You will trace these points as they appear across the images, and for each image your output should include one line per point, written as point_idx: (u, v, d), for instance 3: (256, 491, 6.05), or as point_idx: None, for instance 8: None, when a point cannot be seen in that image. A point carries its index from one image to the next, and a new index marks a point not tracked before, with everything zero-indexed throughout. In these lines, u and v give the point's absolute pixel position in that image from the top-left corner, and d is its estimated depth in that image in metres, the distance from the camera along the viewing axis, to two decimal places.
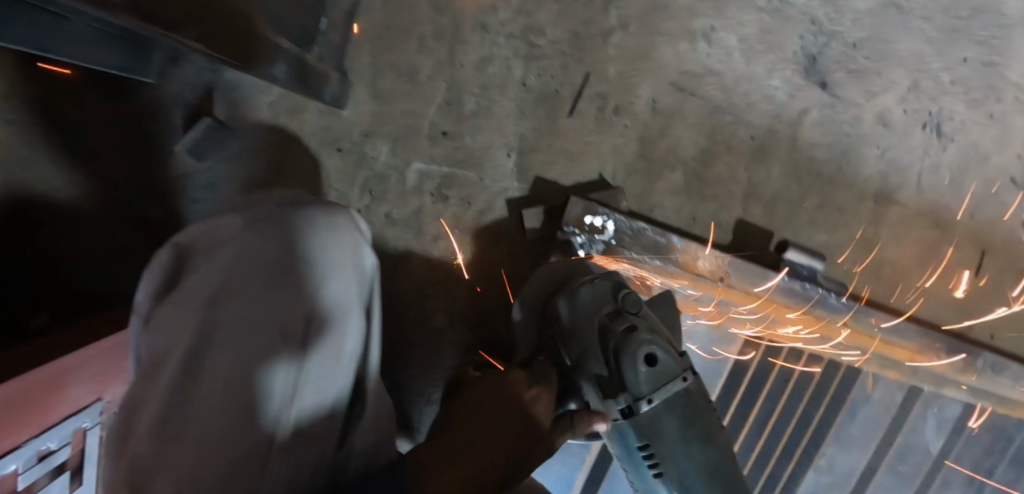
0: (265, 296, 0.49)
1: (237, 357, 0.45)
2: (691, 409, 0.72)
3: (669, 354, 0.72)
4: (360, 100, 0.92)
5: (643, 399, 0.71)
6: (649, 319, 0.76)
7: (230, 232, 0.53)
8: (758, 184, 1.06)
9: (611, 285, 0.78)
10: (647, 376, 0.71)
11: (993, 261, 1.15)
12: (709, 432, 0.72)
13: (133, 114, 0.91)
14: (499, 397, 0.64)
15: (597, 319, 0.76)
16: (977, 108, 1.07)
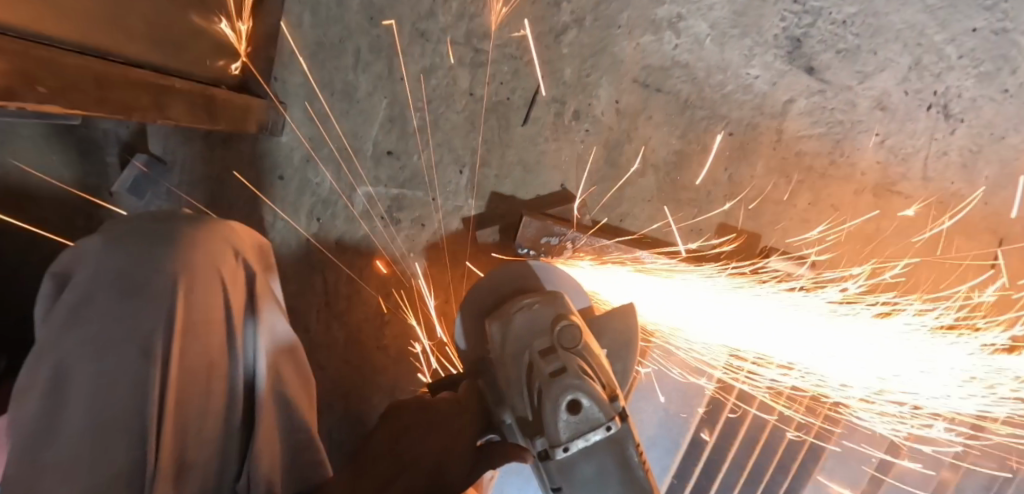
0: (123, 318, 0.56)
1: (95, 380, 0.54)
2: (615, 461, 0.67)
3: (595, 401, 0.68)
4: (297, 122, 0.88)
5: (558, 446, 0.67)
6: (587, 359, 0.70)
7: (96, 261, 0.59)
8: (738, 184, 0.97)
9: (552, 314, 0.72)
10: (567, 422, 0.67)
11: (1015, 250, 1.03)
12: (635, 481, 0.67)
13: (70, 157, 0.89)
14: (424, 423, 0.66)
15: (526, 350, 0.71)
16: (989, 82, 0.95)
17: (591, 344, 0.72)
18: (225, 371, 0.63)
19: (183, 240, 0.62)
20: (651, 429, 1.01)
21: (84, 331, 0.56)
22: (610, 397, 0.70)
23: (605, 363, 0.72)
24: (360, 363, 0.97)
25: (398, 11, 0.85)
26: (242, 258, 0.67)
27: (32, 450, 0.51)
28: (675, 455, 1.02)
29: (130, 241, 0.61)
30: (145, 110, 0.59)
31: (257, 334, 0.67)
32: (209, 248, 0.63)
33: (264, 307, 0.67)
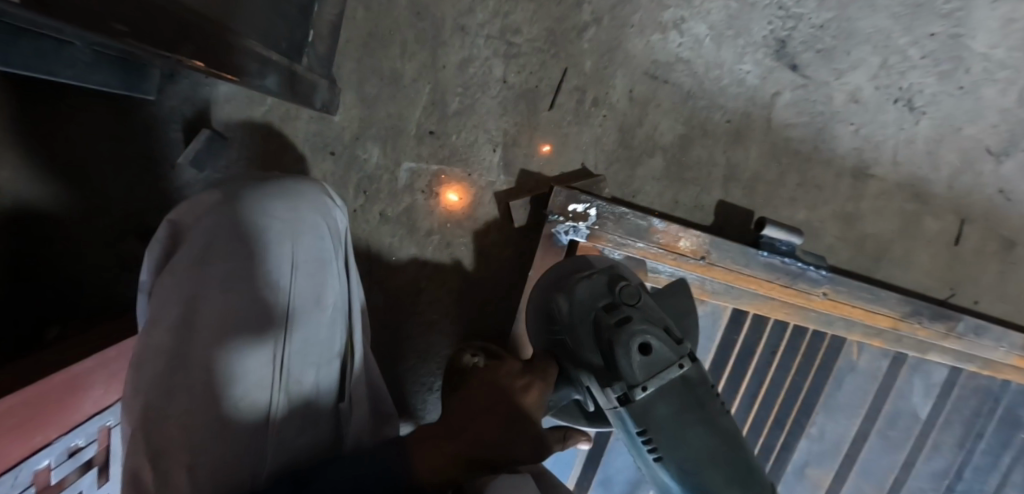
0: (239, 260, 0.59)
1: (217, 321, 0.57)
2: (686, 397, 0.75)
3: (662, 343, 0.74)
4: (349, 104, 0.99)
5: (636, 386, 0.73)
6: (650, 313, 0.78)
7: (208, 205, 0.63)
8: (735, 166, 1.10)
9: (606, 279, 0.81)
10: (640, 365, 0.74)
11: (974, 228, 1.18)
12: (708, 414, 0.75)
13: (133, 133, 0.96)
14: (491, 388, 0.69)
15: (593, 311, 0.79)
16: (947, 80, 1.10)
17: (651, 302, 0.79)
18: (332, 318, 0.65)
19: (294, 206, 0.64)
20: None
21: (203, 280, 0.58)
22: (677, 342, 0.76)
23: (665, 317, 0.79)
24: (398, 325, 1.08)
25: (442, 9, 0.97)
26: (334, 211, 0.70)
27: (166, 382, 0.56)
28: None
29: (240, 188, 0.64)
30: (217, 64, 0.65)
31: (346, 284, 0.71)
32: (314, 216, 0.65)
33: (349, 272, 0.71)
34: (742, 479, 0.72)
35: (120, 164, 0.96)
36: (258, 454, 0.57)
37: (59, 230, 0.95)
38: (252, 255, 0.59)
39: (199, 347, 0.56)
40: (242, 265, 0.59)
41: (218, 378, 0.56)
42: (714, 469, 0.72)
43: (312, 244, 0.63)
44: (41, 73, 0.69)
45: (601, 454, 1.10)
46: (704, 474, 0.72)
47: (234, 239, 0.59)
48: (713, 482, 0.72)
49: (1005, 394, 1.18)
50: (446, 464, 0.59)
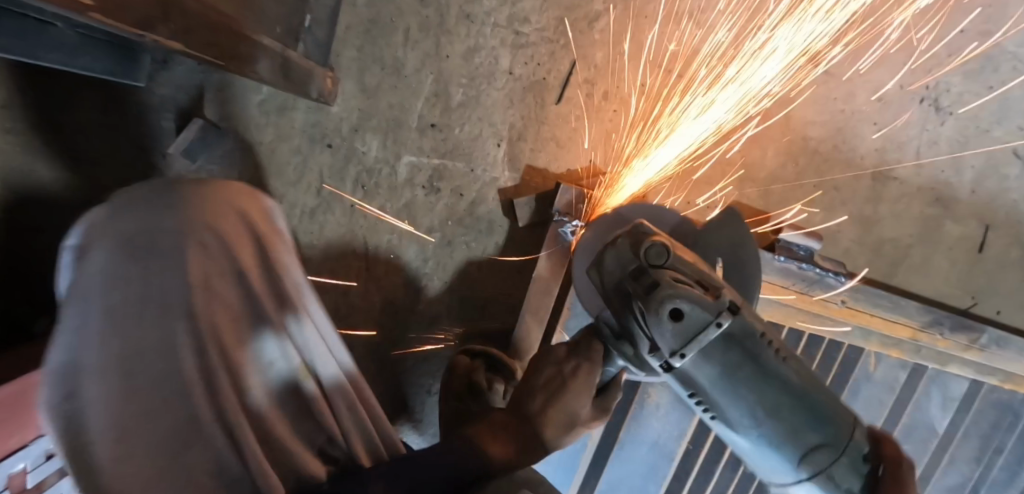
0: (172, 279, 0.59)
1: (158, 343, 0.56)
2: (735, 353, 0.61)
3: (698, 304, 0.59)
4: (348, 94, 0.94)
5: (673, 356, 0.61)
6: (681, 269, 0.62)
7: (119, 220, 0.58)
8: (751, 165, 1.05)
9: (630, 242, 0.64)
10: (672, 333, 0.60)
11: (998, 235, 1.14)
12: (764, 364, 0.61)
13: (125, 122, 0.91)
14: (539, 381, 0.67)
15: (619, 283, 0.64)
16: (974, 79, 1.05)
17: (684, 255, 0.63)
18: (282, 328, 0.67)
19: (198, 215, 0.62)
20: (658, 397, 1.04)
21: (134, 303, 0.56)
22: (713, 296, 0.61)
23: (701, 268, 0.63)
24: (396, 325, 1.04)
25: None
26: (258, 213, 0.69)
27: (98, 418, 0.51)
28: (692, 420, 1.04)
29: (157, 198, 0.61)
30: (201, 41, 0.61)
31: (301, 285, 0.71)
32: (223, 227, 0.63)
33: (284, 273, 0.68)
34: (813, 425, 0.61)
35: (111, 154, 0.91)
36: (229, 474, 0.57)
37: (54, 221, 0.90)
38: (166, 279, 0.58)
39: (118, 385, 0.53)
40: (155, 289, 0.57)
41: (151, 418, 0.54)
42: (778, 420, 0.61)
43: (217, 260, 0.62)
44: (23, 57, 0.64)
45: (606, 463, 1.06)
46: (769, 428, 0.62)
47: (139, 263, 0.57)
48: (780, 435, 0.62)
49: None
50: (511, 452, 0.60)
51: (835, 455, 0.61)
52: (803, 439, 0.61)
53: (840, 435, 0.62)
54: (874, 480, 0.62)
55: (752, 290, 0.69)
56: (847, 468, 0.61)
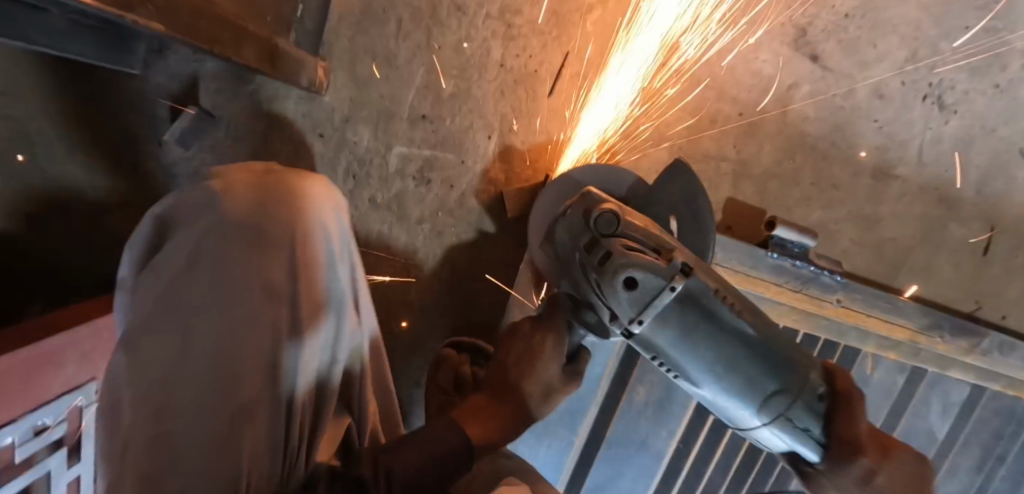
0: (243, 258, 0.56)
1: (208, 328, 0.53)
2: (688, 315, 0.62)
3: (648, 270, 0.61)
4: (339, 85, 0.95)
5: (632, 323, 0.63)
6: (635, 235, 0.63)
7: (215, 198, 0.59)
8: (747, 162, 1.03)
9: (580, 210, 0.65)
10: (629, 301, 0.62)
11: (1004, 238, 1.11)
12: (717, 322, 0.63)
13: (115, 109, 0.92)
14: (520, 358, 0.65)
15: (576, 254, 0.65)
16: (980, 77, 1.02)
17: (635, 221, 0.64)
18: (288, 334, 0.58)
19: (241, 197, 0.59)
20: (648, 394, 1.01)
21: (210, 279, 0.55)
22: (666, 260, 0.62)
23: (655, 233, 0.64)
24: (385, 313, 1.05)
25: None
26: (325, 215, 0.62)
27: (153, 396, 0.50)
28: (681, 420, 1.03)
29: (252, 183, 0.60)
30: (184, 27, 0.61)
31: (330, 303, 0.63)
32: (295, 209, 0.60)
33: (316, 268, 0.61)
34: (770, 373, 0.64)
35: (106, 141, 0.93)
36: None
37: (59, 208, 0.93)
38: (239, 259, 0.56)
39: (165, 364, 0.52)
40: (198, 267, 0.55)
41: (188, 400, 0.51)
42: (736, 374, 0.64)
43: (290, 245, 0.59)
44: (15, 40, 0.63)
45: (593, 457, 1.05)
46: (728, 383, 0.64)
47: (198, 238, 0.56)
48: (740, 387, 0.64)
49: None
50: (491, 432, 0.61)
51: (792, 399, 0.64)
52: (761, 388, 0.64)
53: (796, 378, 0.65)
54: (833, 415, 0.66)
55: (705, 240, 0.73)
56: (803, 408, 0.64)
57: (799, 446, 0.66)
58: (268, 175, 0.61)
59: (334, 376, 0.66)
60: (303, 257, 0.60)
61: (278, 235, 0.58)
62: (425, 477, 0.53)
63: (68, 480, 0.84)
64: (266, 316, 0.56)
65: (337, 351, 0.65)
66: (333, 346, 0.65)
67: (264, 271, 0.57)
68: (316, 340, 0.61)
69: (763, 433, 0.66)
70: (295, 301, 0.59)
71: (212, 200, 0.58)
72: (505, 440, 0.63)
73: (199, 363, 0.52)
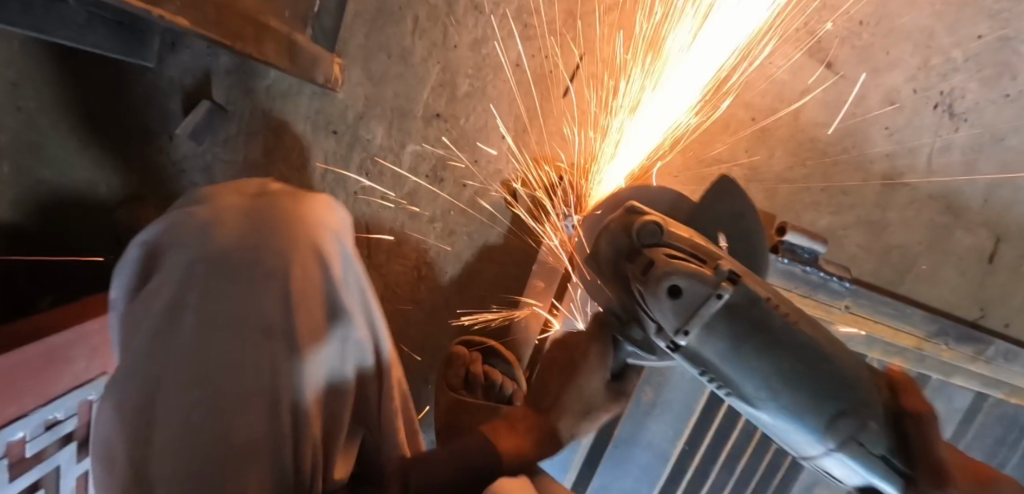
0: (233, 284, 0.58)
1: (200, 355, 0.55)
2: (739, 326, 0.61)
3: (693, 279, 0.60)
4: (354, 82, 0.94)
5: (678, 334, 0.61)
6: (678, 245, 0.64)
7: (203, 228, 0.61)
8: (758, 167, 1.04)
9: (621, 226, 0.67)
10: (674, 310, 0.61)
11: (1008, 247, 1.12)
12: (770, 333, 0.60)
13: (130, 101, 0.92)
14: (562, 369, 0.68)
15: (620, 266, 0.66)
16: (991, 86, 1.03)
17: (678, 232, 0.64)
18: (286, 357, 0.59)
19: (231, 227, 0.61)
20: (654, 396, 1.02)
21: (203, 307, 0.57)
22: (712, 269, 0.62)
23: (698, 242, 0.64)
24: (396, 310, 1.06)
25: None
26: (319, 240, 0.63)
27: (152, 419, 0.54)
28: (688, 423, 1.03)
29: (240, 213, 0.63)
30: (207, 22, 0.61)
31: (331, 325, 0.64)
32: (288, 236, 0.62)
33: (314, 291, 0.62)
34: (830, 390, 0.60)
35: (121, 133, 0.93)
36: None
37: (72, 201, 0.92)
38: (233, 292, 0.58)
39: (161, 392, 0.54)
40: (190, 296, 0.57)
41: (185, 433, 0.53)
42: (797, 392, 0.60)
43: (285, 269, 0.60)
44: (31, 31, 0.64)
45: (600, 458, 1.06)
46: (790, 402, 0.60)
47: (188, 270, 0.59)
48: (798, 405, 0.60)
49: None
50: (527, 446, 0.62)
51: (860, 421, 0.59)
52: (824, 409, 0.59)
53: (862, 399, 0.60)
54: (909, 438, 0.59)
55: (755, 258, 0.72)
56: (877, 434, 0.59)
57: (875, 478, 0.59)
58: (263, 203, 0.64)
59: (347, 382, 0.66)
60: (299, 280, 0.61)
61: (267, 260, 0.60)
62: (444, 480, 0.58)
63: (77, 473, 0.83)
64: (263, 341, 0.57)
65: (342, 370, 0.65)
66: (339, 364, 0.65)
67: (257, 295, 0.58)
68: (317, 360, 0.62)
69: (830, 463, 0.61)
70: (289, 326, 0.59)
71: (201, 231, 0.61)
72: (539, 455, 0.64)
73: (191, 396, 0.54)
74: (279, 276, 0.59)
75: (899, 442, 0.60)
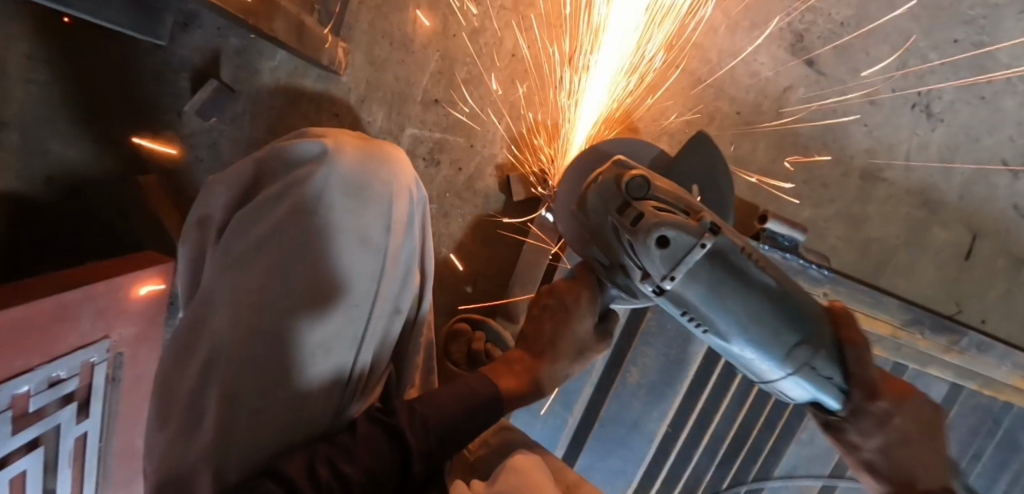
0: (336, 206, 0.61)
1: (295, 266, 0.59)
2: (719, 271, 0.64)
3: (680, 228, 0.62)
4: (357, 66, 0.99)
5: (664, 279, 0.64)
6: (661, 197, 0.66)
7: (316, 150, 0.63)
8: (743, 159, 1.08)
9: (611, 178, 0.69)
10: (661, 259, 0.63)
11: (984, 243, 1.15)
12: (746, 277, 0.65)
13: (138, 78, 0.96)
14: (557, 314, 0.72)
15: (608, 218, 0.68)
16: (966, 88, 1.07)
17: (663, 184, 0.67)
18: (372, 283, 0.63)
19: (348, 156, 0.63)
20: (641, 378, 1.05)
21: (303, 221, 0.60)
22: (696, 220, 0.64)
23: (681, 195, 0.67)
24: None
25: None
26: (413, 189, 0.68)
27: (236, 315, 0.58)
28: (672, 403, 1.06)
29: (352, 143, 0.65)
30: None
31: (410, 266, 0.69)
32: (391, 176, 0.65)
33: (402, 230, 0.67)
34: (792, 322, 0.65)
35: (127, 110, 0.97)
36: (297, 404, 0.59)
37: (79, 177, 0.96)
38: (334, 213, 0.61)
39: (250, 289, 0.58)
40: (292, 210, 0.60)
41: (273, 333, 0.57)
42: (764, 326, 0.65)
43: (386, 205, 0.64)
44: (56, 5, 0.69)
45: (587, 436, 1.09)
46: (757, 334, 0.65)
47: (298, 191, 0.61)
48: (765, 338, 0.65)
49: (1005, 416, 1.15)
50: (523, 384, 0.67)
51: (814, 349, 0.65)
52: (786, 338, 0.65)
53: (814, 330, 0.66)
54: (844, 360, 0.67)
55: (725, 209, 0.77)
56: (825, 359, 0.66)
57: (822, 395, 0.66)
58: (370, 141, 0.67)
59: (402, 314, 0.69)
60: (396, 214, 0.65)
61: (373, 192, 0.63)
62: (458, 421, 0.60)
63: (76, 434, 0.86)
64: (356, 265, 0.62)
65: (403, 301, 0.69)
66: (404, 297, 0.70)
67: (358, 222, 0.62)
68: (391, 290, 0.66)
69: (788, 387, 0.68)
70: (382, 255, 0.64)
71: (320, 155, 0.63)
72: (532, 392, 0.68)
73: (285, 299, 0.58)
74: (381, 209, 0.64)
75: (841, 365, 0.67)
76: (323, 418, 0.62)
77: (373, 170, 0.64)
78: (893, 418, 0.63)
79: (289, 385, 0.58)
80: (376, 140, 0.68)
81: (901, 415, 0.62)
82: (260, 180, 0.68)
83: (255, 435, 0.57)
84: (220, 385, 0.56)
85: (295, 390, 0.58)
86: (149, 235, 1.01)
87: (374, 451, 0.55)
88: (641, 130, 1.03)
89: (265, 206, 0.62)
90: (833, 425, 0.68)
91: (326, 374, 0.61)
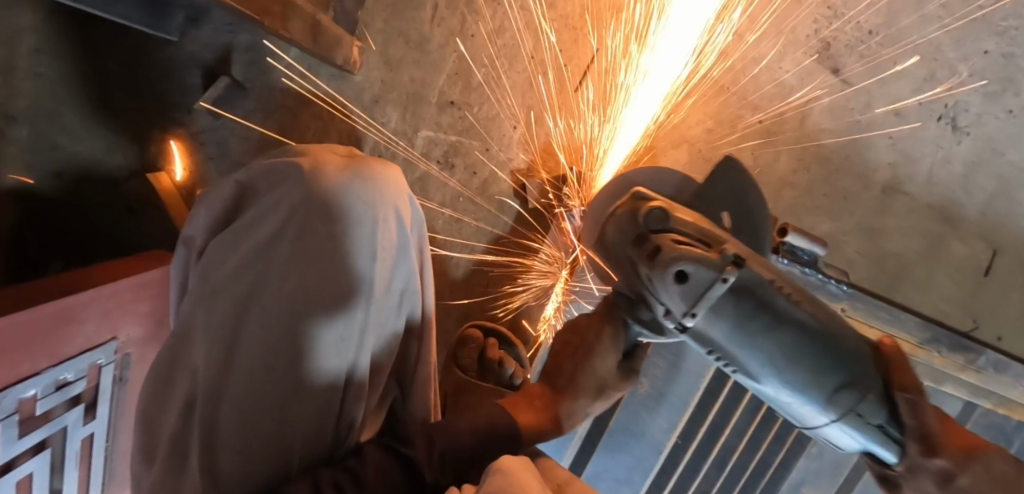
0: (317, 232, 0.57)
1: (278, 296, 0.56)
2: (748, 309, 0.62)
3: (701, 263, 0.60)
4: (372, 65, 0.96)
5: (686, 316, 0.62)
6: (683, 231, 0.64)
7: (297, 171, 0.60)
8: (762, 169, 1.06)
9: (629, 211, 0.67)
10: (680, 295, 0.62)
11: (1005, 260, 1.13)
12: (778, 314, 0.62)
13: (150, 72, 0.94)
14: (573, 351, 0.71)
15: (625, 252, 0.67)
16: (994, 101, 1.04)
17: (684, 215, 0.65)
18: (358, 313, 0.60)
19: (330, 177, 0.59)
20: (652, 389, 1.05)
21: (283, 250, 0.57)
22: (718, 252, 0.62)
23: (703, 226, 0.64)
24: None
25: None
26: (403, 208, 0.63)
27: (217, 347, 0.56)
28: (682, 415, 1.05)
29: (339, 163, 0.61)
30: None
31: (403, 288, 0.66)
32: (379, 194, 0.60)
33: (393, 253, 0.63)
34: (834, 365, 0.62)
35: (138, 106, 0.95)
36: (280, 437, 0.58)
37: (89, 172, 0.94)
38: (315, 240, 0.57)
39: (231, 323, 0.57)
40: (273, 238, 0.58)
41: (254, 366, 0.56)
42: (799, 369, 0.62)
43: (373, 229, 0.59)
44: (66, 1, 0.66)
45: (595, 445, 1.09)
46: (793, 379, 0.63)
47: (282, 217, 0.58)
48: (804, 379, 0.63)
49: (1018, 435, 1.13)
50: (541, 422, 0.67)
51: (860, 394, 0.62)
52: (828, 385, 0.62)
53: (864, 375, 0.63)
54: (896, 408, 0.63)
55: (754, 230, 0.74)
56: (875, 404, 0.62)
57: (874, 446, 0.63)
58: (359, 157, 0.63)
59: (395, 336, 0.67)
60: (383, 240, 0.60)
61: (356, 215, 0.59)
62: (472, 453, 0.59)
63: (83, 435, 0.84)
64: (338, 295, 0.58)
65: (397, 323, 0.67)
66: (398, 319, 0.67)
67: (339, 249, 0.58)
68: (380, 312, 0.63)
69: (830, 433, 0.65)
70: (367, 282, 0.60)
71: (302, 175, 0.59)
72: (550, 431, 0.68)
73: (266, 333, 0.56)
74: (367, 232, 0.59)
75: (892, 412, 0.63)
76: (311, 447, 0.61)
77: (357, 190, 0.59)
78: (956, 477, 0.55)
79: (272, 418, 0.57)
80: (366, 157, 0.64)
81: (968, 474, 0.55)
82: (245, 199, 0.65)
83: (243, 470, 0.57)
84: (203, 420, 0.56)
85: (278, 425, 0.57)
86: (158, 235, 0.99)
87: (389, 480, 0.54)
88: (658, 137, 1.02)
89: (246, 228, 0.61)
90: (887, 473, 0.65)
91: (311, 406, 0.59)
